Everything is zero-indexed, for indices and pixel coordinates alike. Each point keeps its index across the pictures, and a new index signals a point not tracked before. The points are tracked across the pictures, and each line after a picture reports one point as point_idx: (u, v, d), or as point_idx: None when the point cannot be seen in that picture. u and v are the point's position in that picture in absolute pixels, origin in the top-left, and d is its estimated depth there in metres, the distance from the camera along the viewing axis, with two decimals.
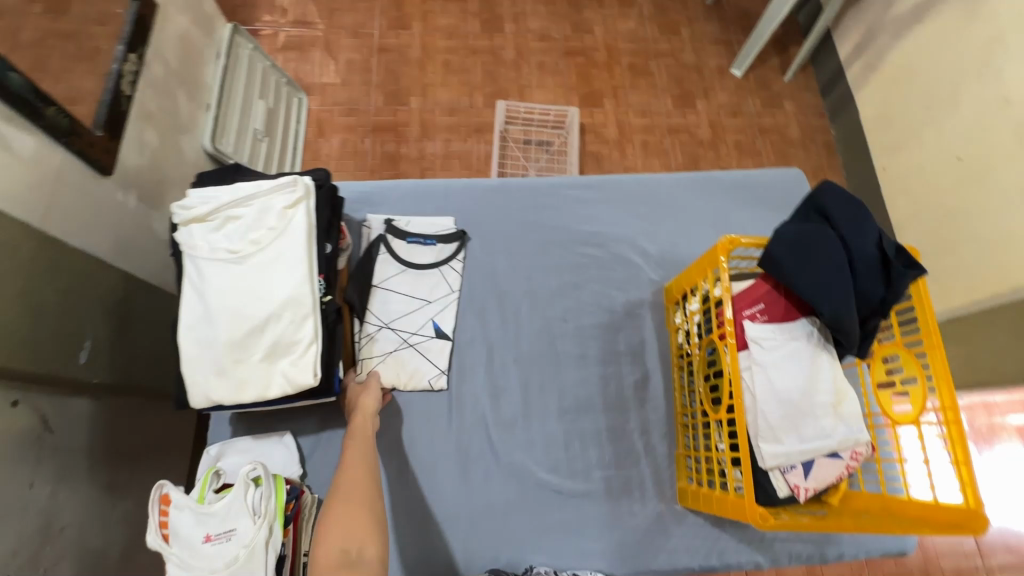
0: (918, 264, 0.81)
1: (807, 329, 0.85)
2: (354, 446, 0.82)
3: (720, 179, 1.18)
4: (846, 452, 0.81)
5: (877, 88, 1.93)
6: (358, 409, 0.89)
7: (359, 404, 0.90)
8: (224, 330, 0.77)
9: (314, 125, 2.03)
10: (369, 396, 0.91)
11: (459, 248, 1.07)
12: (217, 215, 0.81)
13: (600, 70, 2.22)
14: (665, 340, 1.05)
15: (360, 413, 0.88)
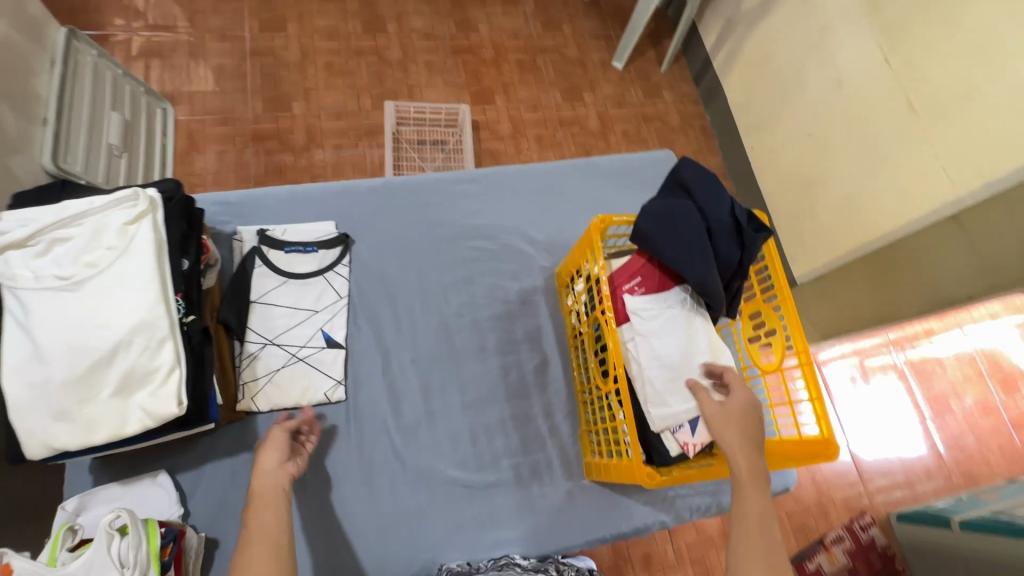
0: (766, 226, 0.89)
1: (680, 296, 0.91)
2: (260, 510, 0.71)
3: (600, 164, 1.22)
4: None
5: (738, 75, 2.11)
6: (257, 470, 0.76)
7: (257, 466, 0.77)
8: (60, 367, 0.68)
9: (184, 138, 1.87)
10: (274, 450, 0.79)
11: (343, 252, 1.03)
12: (40, 238, 0.72)
13: (489, 67, 2.24)
14: (560, 323, 1.08)
15: (259, 471, 0.76)
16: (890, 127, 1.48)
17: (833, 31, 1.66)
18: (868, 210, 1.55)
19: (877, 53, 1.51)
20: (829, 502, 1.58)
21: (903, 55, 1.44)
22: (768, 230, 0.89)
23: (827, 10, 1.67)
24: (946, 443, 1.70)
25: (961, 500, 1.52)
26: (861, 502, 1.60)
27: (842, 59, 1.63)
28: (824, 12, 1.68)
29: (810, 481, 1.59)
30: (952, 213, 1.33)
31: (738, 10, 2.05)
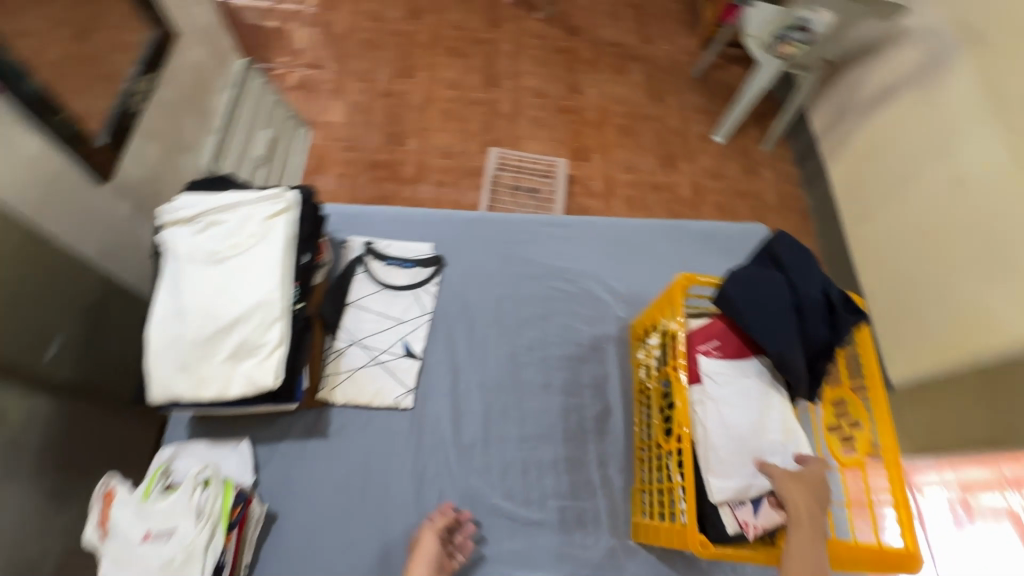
0: (861, 310, 0.85)
1: (757, 368, 0.88)
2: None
3: (689, 227, 1.24)
4: None
5: (846, 162, 2.07)
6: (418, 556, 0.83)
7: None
8: (192, 327, 0.79)
9: (314, 158, 2.13)
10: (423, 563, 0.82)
11: (435, 272, 1.11)
12: (202, 219, 0.86)
13: (591, 128, 2.37)
14: (627, 375, 1.08)
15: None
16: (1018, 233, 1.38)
17: (957, 129, 1.60)
18: (984, 318, 1.43)
19: (1008, 156, 1.44)
20: None
21: None
22: (863, 314, 0.85)
23: (952, 106, 1.62)
24: None
25: None
26: None
27: (966, 159, 1.56)
28: (948, 108, 1.63)
29: None
30: None
31: (852, 99, 2.03)
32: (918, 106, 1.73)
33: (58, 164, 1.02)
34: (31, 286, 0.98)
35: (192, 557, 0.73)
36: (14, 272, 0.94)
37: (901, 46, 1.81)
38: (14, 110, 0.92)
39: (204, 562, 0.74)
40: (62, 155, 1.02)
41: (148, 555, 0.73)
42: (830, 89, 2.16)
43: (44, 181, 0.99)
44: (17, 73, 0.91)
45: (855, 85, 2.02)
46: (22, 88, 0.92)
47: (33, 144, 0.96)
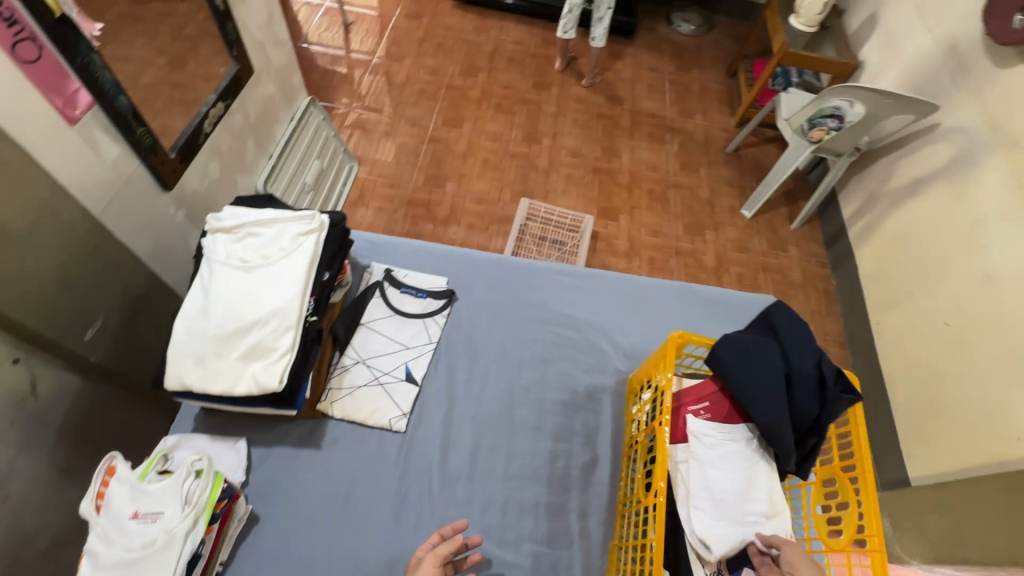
0: (855, 390, 0.85)
1: (746, 434, 0.89)
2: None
3: (698, 292, 1.27)
4: None
5: (875, 248, 2.07)
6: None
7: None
8: (214, 324, 0.86)
9: (357, 190, 2.28)
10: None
11: (445, 305, 1.17)
12: (241, 230, 0.95)
13: (621, 189, 2.45)
14: (620, 429, 1.08)
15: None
16: None
17: (986, 228, 1.60)
18: (1014, 426, 1.39)
19: None
20: None
21: None
22: (856, 393, 0.85)
23: (981, 204, 1.62)
24: None
25: None
26: None
27: (997, 259, 1.55)
28: (978, 206, 1.63)
29: None
30: None
31: (883, 187, 2.05)
32: (948, 201, 1.74)
33: (132, 169, 1.15)
34: (88, 274, 1.09)
35: (171, 542, 0.76)
36: (76, 259, 1.05)
37: (932, 142, 1.84)
38: (105, 121, 1.07)
39: (182, 549, 0.77)
40: (136, 161, 1.16)
41: (133, 533, 0.77)
42: (861, 176, 2.20)
43: (117, 183, 1.12)
44: (116, 91, 1.06)
45: (886, 175, 2.05)
46: (118, 104, 1.06)
47: (114, 151, 1.10)
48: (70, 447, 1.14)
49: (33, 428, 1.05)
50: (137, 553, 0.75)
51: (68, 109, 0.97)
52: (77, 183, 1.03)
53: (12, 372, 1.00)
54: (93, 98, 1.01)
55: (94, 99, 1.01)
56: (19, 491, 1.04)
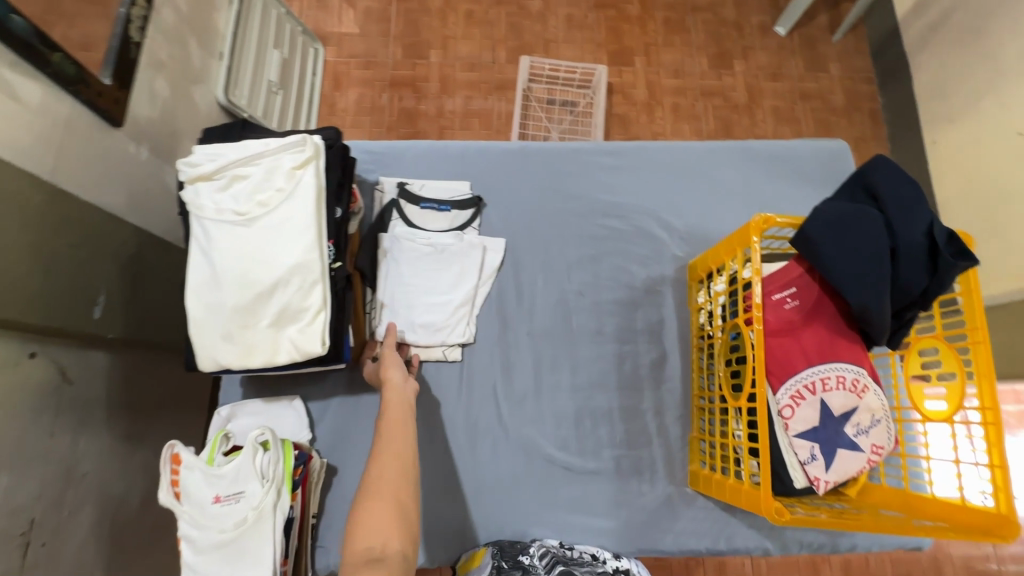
0: (971, 253, 0.74)
1: (424, 236, 1.00)
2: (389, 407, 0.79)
3: (756, 150, 1.09)
4: (868, 445, 0.80)
5: (936, 50, 1.77)
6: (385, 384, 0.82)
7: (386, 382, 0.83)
8: (231, 295, 0.74)
9: (331, 78, 1.97)
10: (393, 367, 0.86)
11: (474, 215, 1.02)
12: (223, 173, 0.78)
13: (632, 25, 2.08)
14: (686, 320, 1.01)
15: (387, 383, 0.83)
16: None
17: None
18: None
19: None
20: (945, 559, 1.45)
21: None
22: (972, 258, 0.73)
23: None
24: None
25: None
26: (986, 566, 1.44)
27: None
28: None
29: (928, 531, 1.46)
30: None
31: None
32: None
33: (67, 109, 0.95)
34: (64, 247, 0.94)
35: (262, 517, 0.75)
36: (45, 234, 0.90)
37: None
38: (5, 52, 0.84)
39: (274, 520, 0.76)
40: (68, 99, 0.95)
41: (221, 515, 0.75)
42: None
43: (57, 129, 0.93)
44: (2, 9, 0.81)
45: None
46: (11, 25, 0.82)
47: (35, 90, 0.89)
48: (125, 417, 1.12)
49: (81, 409, 1.01)
50: (232, 533, 0.75)
51: None
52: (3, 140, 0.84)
53: (34, 366, 0.91)
54: None
55: None
56: (93, 470, 1.04)
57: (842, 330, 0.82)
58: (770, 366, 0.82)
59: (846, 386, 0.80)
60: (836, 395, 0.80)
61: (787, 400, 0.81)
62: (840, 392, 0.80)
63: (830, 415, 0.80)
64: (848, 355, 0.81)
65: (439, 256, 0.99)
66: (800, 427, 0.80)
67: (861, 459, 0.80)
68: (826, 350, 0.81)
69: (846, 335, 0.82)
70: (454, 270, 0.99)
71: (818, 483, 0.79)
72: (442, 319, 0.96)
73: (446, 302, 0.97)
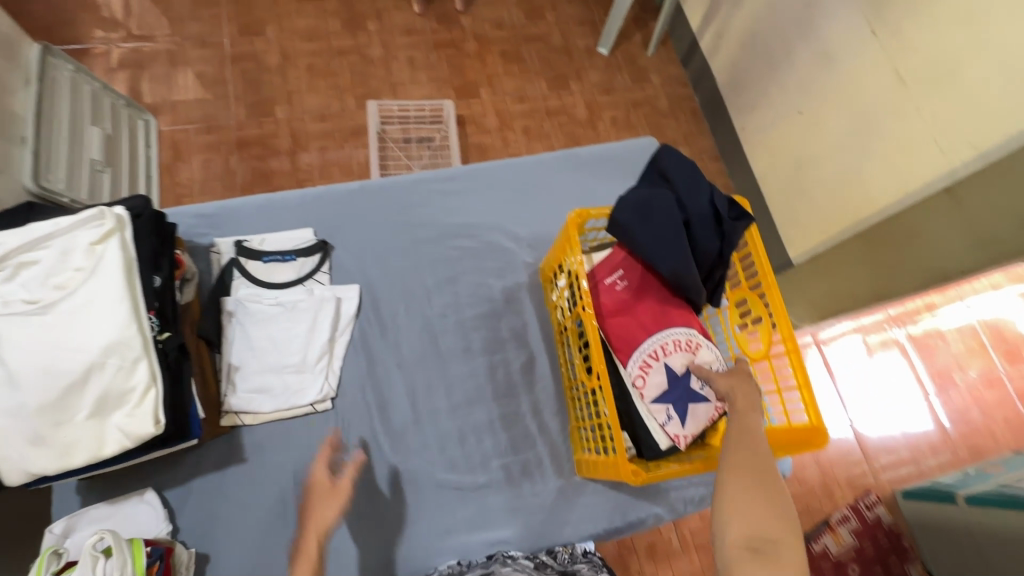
0: (746, 215, 0.88)
1: (273, 298, 0.97)
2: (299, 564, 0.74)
3: (581, 155, 1.20)
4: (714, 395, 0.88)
5: (724, 53, 2.06)
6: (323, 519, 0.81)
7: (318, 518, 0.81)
8: (34, 392, 0.67)
9: (169, 148, 1.86)
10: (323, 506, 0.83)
11: (322, 259, 1.02)
12: (7, 263, 0.70)
13: (472, 60, 2.21)
14: (546, 320, 1.06)
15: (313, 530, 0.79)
16: (888, 102, 1.41)
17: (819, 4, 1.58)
18: (864, 188, 1.50)
19: (864, 21, 1.45)
20: (833, 483, 1.62)
21: (897, 25, 1.37)
22: (747, 218, 0.87)
23: None
24: (949, 417, 1.76)
25: (969, 475, 1.56)
26: (867, 480, 1.65)
27: (832, 33, 1.56)
28: None
29: (814, 462, 1.64)
30: (946, 184, 1.28)
31: None
32: None
33: None
34: None
35: None
36: None
37: None
38: None
39: None
40: None
41: None
42: None
43: None
44: None
45: None
46: None
47: None
48: None
49: None
50: None
51: None
52: None
53: None
54: None
55: None
56: None
57: (669, 299, 0.92)
58: (618, 343, 0.89)
59: (684, 349, 0.88)
60: (676, 357, 0.88)
61: (637, 370, 0.88)
62: (679, 354, 0.88)
63: (677, 377, 0.88)
64: (678, 319, 0.91)
65: (288, 316, 0.95)
66: (653, 393, 0.87)
67: (710, 408, 0.87)
68: (659, 320, 0.90)
69: (674, 303, 0.92)
70: (305, 330, 0.95)
71: (681, 441, 0.85)
72: (297, 383, 0.93)
73: (300, 365, 0.93)
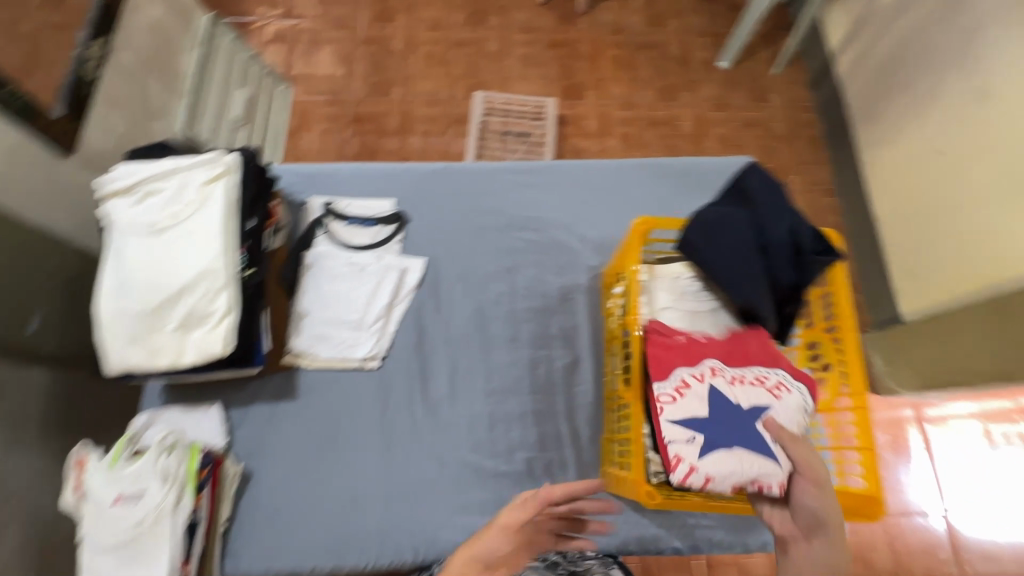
0: (832, 250, 0.80)
1: (346, 258, 1.05)
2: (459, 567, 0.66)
3: (667, 165, 1.16)
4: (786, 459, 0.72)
5: (861, 79, 1.87)
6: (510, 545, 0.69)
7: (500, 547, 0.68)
8: (139, 299, 0.79)
9: (297, 115, 2.07)
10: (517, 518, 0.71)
11: (397, 230, 1.08)
12: (140, 189, 0.83)
13: (583, 62, 2.21)
14: (598, 325, 1.05)
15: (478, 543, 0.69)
16: None
17: (985, 32, 1.38)
18: (1005, 248, 1.30)
19: None
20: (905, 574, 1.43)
21: None
22: (833, 254, 0.79)
23: (980, 7, 1.40)
24: None
25: None
26: None
27: (995, 66, 1.36)
28: (976, 10, 1.41)
29: (885, 546, 1.45)
30: None
31: (872, 8, 1.80)
32: (945, 9, 1.51)
33: (14, 141, 1.03)
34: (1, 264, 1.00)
35: (161, 517, 0.77)
36: None
37: None
38: None
39: (174, 520, 0.78)
40: (15, 130, 1.03)
41: (120, 516, 0.77)
42: None
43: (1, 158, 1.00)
44: None
45: None
46: None
47: None
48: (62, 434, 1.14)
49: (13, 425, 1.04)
50: (129, 534, 0.77)
51: None
52: None
53: None
54: None
55: None
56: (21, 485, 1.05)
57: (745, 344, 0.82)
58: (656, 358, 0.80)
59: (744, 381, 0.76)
60: (733, 389, 0.76)
61: (669, 389, 0.77)
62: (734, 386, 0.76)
63: (733, 409, 0.75)
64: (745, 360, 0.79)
65: (356, 276, 1.03)
66: (688, 414, 0.75)
67: (778, 475, 0.72)
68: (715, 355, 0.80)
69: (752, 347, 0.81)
70: (368, 291, 1.02)
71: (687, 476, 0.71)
72: (352, 338, 1.00)
73: (357, 322, 1.01)
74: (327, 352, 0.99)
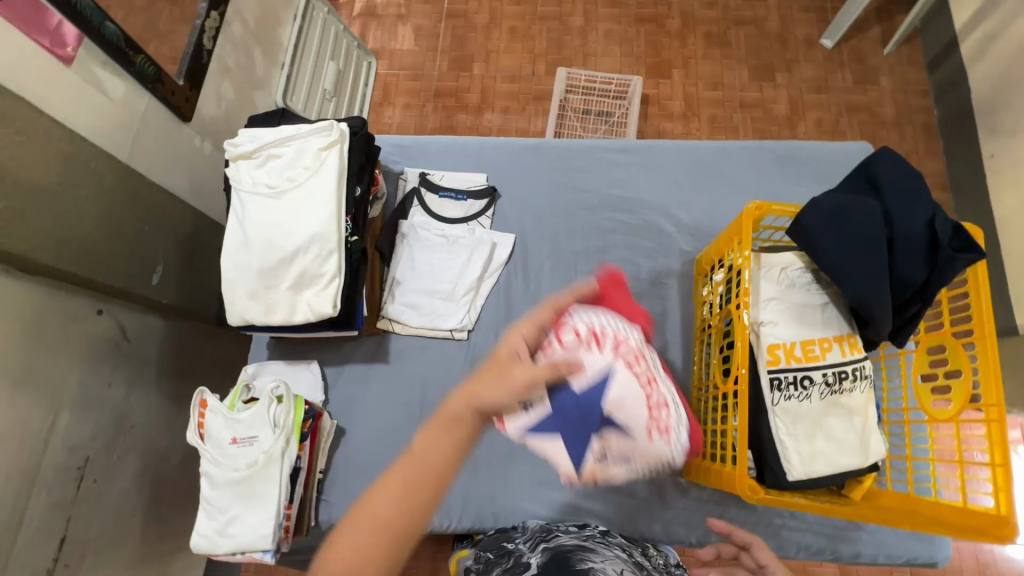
0: (977, 246, 0.71)
1: (438, 230, 1.07)
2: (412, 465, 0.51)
3: (773, 150, 1.09)
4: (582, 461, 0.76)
5: (994, 60, 1.67)
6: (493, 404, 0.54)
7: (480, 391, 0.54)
8: (258, 258, 0.84)
9: (381, 89, 2.12)
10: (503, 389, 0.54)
11: (488, 205, 1.09)
12: (261, 153, 0.88)
13: (672, 39, 2.11)
14: (689, 312, 1.01)
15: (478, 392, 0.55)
16: None
17: None
18: None
19: None
20: None
21: None
22: (978, 252, 0.70)
23: None
24: None
25: None
26: None
27: None
28: None
29: None
30: None
31: None
32: None
33: (145, 104, 1.11)
34: (134, 219, 1.09)
35: (271, 461, 0.83)
36: (117, 206, 1.05)
37: None
38: (100, 52, 1.01)
39: (281, 465, 0.84)
40: (147, 95, 1.11)
41: (236, 455, 0.85)
42: None
43: (133, 121, 1.09)
44: (98, 17, 0.99)
45: None
46: (105, 30, 1.00)
47: (120, 87, 1.06)
48: (174, 378, 1.25)
49: (135, 367, 1.15)
50: (244, 472, 0.84)
51: (57, 48, 0.93)
52: (95, 129, 1.02)
53: (100, 321, 1.07)
54: (79, 31, 0.96)
55: (80, 31, 0.96)
56: (141, 421, 1.17)
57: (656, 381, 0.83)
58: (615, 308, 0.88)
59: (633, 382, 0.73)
60: (618, 383, 0.78)
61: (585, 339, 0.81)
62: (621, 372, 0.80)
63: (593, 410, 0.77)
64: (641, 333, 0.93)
65: (446, 248, 1.05)
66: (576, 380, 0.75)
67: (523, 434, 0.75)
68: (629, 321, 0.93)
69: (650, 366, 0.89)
70: (458, 263, 1.04)
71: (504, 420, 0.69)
72: (441, 308, 1.03)
73: (446, 293, 1.03)
74: (417, 320, 1.02)
